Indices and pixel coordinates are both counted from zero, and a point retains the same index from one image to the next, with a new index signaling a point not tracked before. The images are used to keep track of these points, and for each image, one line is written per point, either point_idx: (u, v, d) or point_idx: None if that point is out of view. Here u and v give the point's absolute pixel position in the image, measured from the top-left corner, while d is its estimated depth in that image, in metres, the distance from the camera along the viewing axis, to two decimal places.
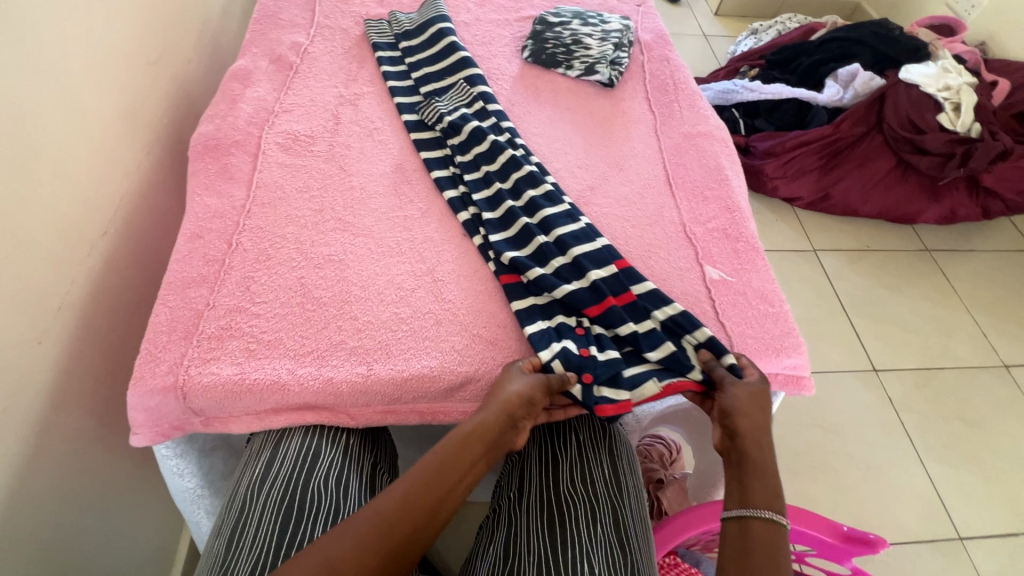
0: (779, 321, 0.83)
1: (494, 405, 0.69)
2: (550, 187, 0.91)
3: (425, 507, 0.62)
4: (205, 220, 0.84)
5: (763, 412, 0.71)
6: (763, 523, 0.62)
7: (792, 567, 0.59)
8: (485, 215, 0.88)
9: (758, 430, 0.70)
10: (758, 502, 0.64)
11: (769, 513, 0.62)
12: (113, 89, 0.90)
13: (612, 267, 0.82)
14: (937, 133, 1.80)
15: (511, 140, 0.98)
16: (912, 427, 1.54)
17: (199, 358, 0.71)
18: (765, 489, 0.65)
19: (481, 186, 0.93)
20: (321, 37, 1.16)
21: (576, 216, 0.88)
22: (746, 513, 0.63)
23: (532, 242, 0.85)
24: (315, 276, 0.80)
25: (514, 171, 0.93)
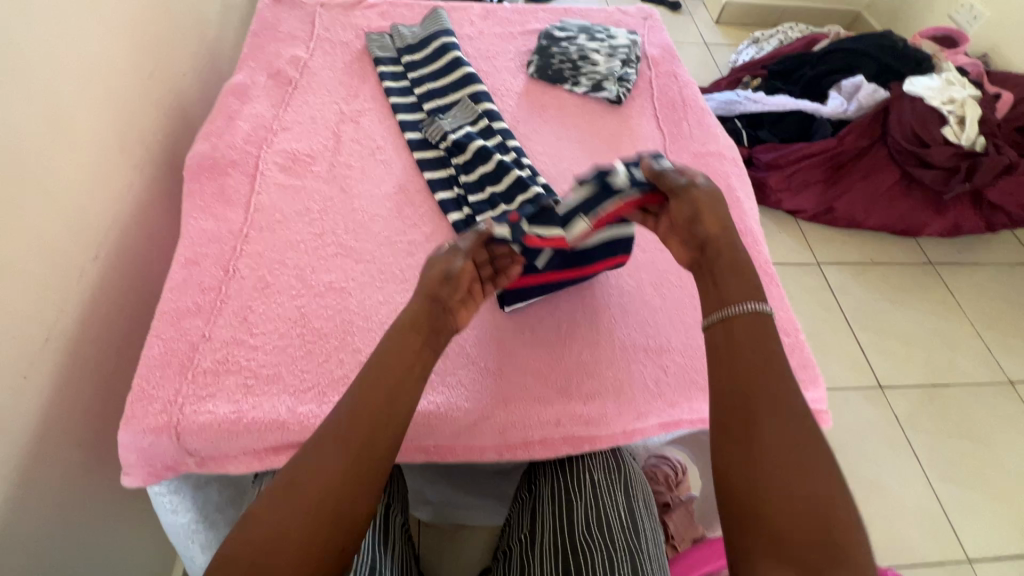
0: (794, 352, 0.80)
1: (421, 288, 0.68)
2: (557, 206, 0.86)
3: (363, 437, 0.59)
4: (201, 245, 0.81)
5: (720, 210, 0.74)
6: (740, 326, 0.66)
7: (776, 348, 0.64)
8: None
9: (722, 234, 0.73)
10: (736, 299, 0.68)
11: (750, 305, 0.66)
12: (105, 106, 0.86)
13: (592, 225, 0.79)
14: (942, 146, 1.79)
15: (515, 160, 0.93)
16: (919, 444, 1.52)
17: (194, 395, 0.68)
18: (742, 285, 0.69)
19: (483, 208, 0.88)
20: (321, 50, 1.13)
21: None
22: (727, 311, 0.67)
23: None
24: (316, 305, 0.77)
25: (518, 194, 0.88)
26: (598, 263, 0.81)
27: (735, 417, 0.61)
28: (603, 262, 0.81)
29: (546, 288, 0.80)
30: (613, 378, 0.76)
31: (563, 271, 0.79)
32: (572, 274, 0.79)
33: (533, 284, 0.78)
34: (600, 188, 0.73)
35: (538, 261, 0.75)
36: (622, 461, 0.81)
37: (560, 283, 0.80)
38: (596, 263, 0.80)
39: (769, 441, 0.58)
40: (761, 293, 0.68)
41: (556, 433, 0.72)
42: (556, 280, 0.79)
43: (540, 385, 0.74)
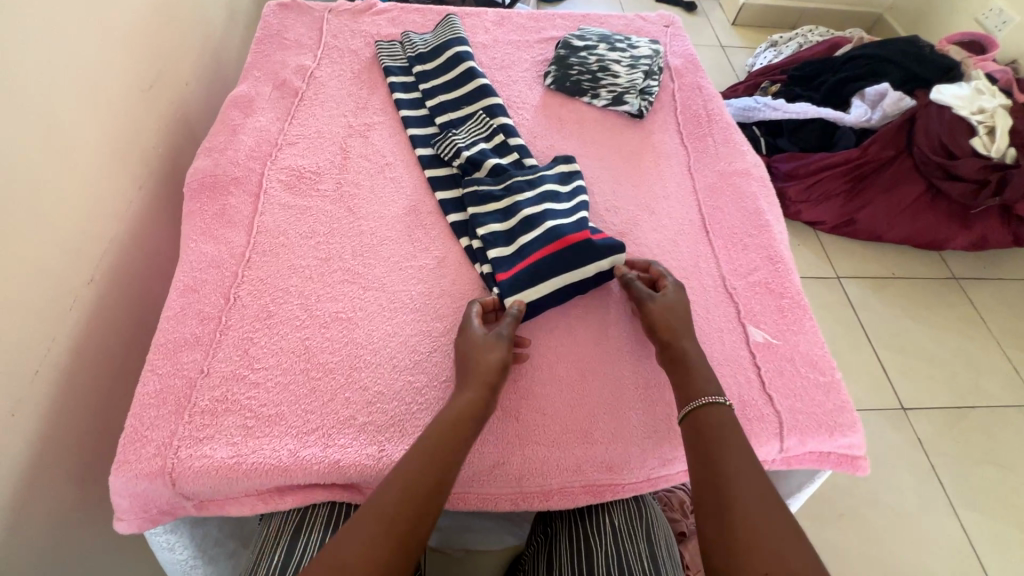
0: (830, 392, 0.75)
1: (474, 377, 0.65)
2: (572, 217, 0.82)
3: (420, 497, 0.57)
4: (200, 270, 0.77)
5: (685, 316, 0.73)
6: (712, 406, 0.64)
7: (744, 437, 0.62)
8: (496, 258, 0.79)
9: (677, 333, 0.71)
10: (700, 392, 0.66)
11: (711, 399, 0.65)
12: (103, 121, 0.82)
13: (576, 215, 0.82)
14: (970, 158, 1.72)
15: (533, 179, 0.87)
16: (944, 471, 1.46)
17: (190, 437, 0.64)
18: (703, 376, 0.68)
19: (492, 223, 0.83)
20: (329, 58, 1.08)
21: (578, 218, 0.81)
22: (693, 407, 0.65)
23: (514, 242, 0.81)
24: (321, 337, 0.73)
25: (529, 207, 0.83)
26: (573, 236, 0.78)
27: (709, 496, 0.58)
28: (580, 233, 0.78)
29: (542, 276, 0.76)
30: (636, 420, 0.71)
31: (544, 251, 0.78)
32: (556, 249, 0.77)
33: (519, 272, 0.77)
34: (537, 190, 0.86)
35: (493, 251, 0.80)
36: (644, 505, 0.76)
37: (549, 266, 0.77)
38: (570, 235, 0.78)
39: (748, 519, 0.56)
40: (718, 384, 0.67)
41: (573, 480, 0.67)
42: (542, 261, 0.77)
43: (558, 428, 0.69)
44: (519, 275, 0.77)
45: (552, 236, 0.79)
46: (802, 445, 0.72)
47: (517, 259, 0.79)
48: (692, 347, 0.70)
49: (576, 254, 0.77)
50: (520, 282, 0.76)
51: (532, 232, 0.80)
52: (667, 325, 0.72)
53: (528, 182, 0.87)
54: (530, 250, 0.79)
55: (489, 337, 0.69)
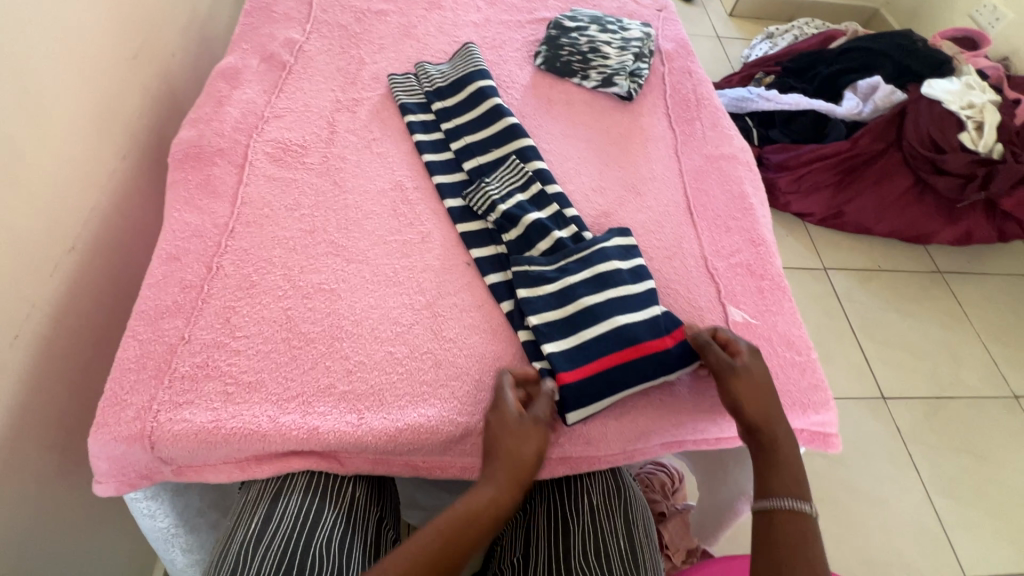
0: (806, 371, 0.76)
1: (504, 473, 0.63)
2: (641, 307, 0.74)
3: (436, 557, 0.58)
4: (183, 240, 0.76)
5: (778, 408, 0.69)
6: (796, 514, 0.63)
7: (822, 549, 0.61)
8: (552, 349, 0.71)
9: (773, 426, 0.67)
10: (781, 492, 0.65)
11: (793, 501, 0.64)
12: (85, 88, 0.81)
13: (649, 312, 0.74)
14: (958, 153, 1.73)
15: (543, 177, 0.87)
16: (920, 458, 1.49)
17: (170, 401, 0.64)
18: (789, 478, 0.65)
19: (547, 311, 0.74)
20: (318, 33, 1.07)
21: (647, 311, 0.74)
22: (771, 504, 0.64)
23: (575, 335, 0.72)
24: (303, 307, 0.73)
25: (591, 296, 0.75)
26: (647, 344, 0.71)
27: None
28: (654, 341, 0.71)
29: (609, 387, 0.70)
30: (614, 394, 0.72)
31: (614, 358, 0.71)
32: (629, 357, 0.71)
33: (585, 380, 0.69)
34: (600, 267, 0.77)
35: (553, 346, 0.71)
36: (621, 479, 0.78)
37: (620, 377, 0.70)
38: (644, 343, 0.71)
39: None
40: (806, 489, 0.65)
41: (551, 452, 0.69)
42: (612, 371, 0.70)
43: None
44: (584, 381, 0.69)
45: (622, 342, 0.71)
46: None
47: (582, 359, 0.71)
48: (788, 446, 0.67)
49: (649, 364, 0.71)
50: (586, 393, 0.69)
51: (597, 327, 0.72)
52: (764, 418, 0.67)
53: (536, 178, 0.87)
54: (596, 352, 0.71)
55: (528, 418, 0.65)
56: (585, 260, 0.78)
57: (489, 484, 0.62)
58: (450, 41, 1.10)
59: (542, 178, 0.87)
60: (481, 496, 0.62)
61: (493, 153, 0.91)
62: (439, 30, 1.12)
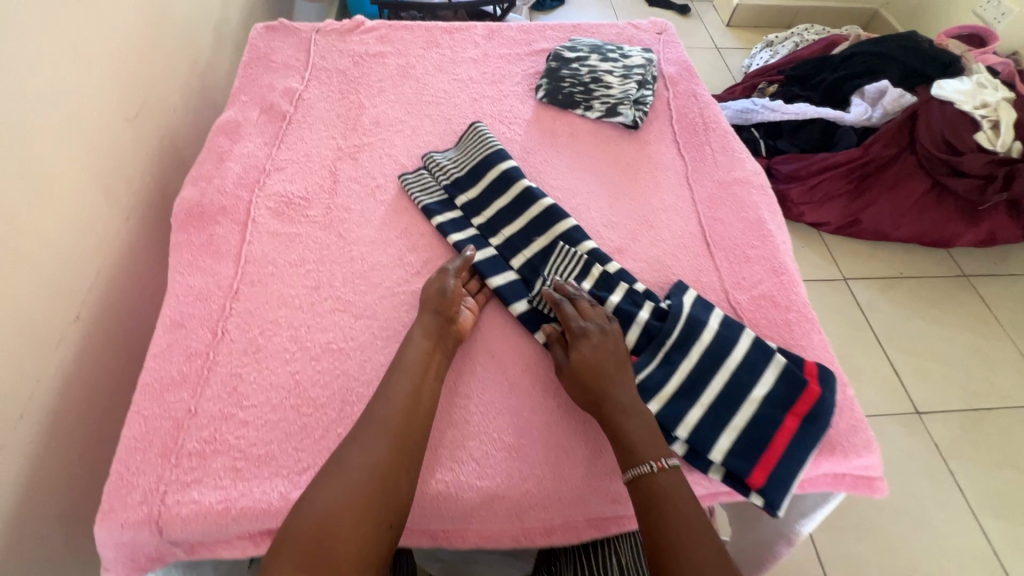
0: (843, 411, 0.71)
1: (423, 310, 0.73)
2: (735, 364, 0.70)
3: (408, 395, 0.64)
4: (187, 304, 0.75)
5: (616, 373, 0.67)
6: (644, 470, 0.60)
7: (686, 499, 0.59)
8: (695, 435, 0.66)
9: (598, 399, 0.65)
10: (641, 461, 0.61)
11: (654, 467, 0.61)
12: (88, 155, 0.81)
13: (729, 365, 0.70)
14: (976, 154, 1.67)
15: (569, 236, 0.82)
16: (961, 476, 1.41)
17: (178, 481, 0.61)
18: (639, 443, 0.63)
19: (662, 389, 0.69)
20: (317, 80, 1.06)
21: (743, 365, 0.70)
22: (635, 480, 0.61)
23: (705, 412, 0.67)
24: (312, 370, 0.70)
25: (716, 375, 0.69)
26: (796, 404, 0.67)
27: None
28: (804, 395, 0.67)
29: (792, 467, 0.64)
30: None
31: (781, 437, 0.65)
32: (794, 425, 0.66)
33: (770, 467, 0.64)
34: (677, 330, 0.72)
35: (684, 428, 0.66)
36: None
37: (801, 452, 0.64)
38: (796, 404, 0.67)
39: None
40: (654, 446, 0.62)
41: (577, 513, 0.65)
42: (787, 447, 0.65)
43: (563, 456, 0.66)
44: (766, 470, 0.64)
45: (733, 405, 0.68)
46: (815, 466, 0.68)
47: (749, 443, 0.65)
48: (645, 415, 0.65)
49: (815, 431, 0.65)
50: (789, 476, 0.63)
51: (739, 403, 0.68)
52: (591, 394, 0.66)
53: (563, 239, 0.82)
54: (752, 434, 0.66)
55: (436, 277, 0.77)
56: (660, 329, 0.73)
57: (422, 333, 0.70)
58: (450, 79, 1.09)
59: (564, 235, 0.82)
60: (409, 354, 0.68)
61: (505, 197, 0.87)
62: (437, 68, 1.11)
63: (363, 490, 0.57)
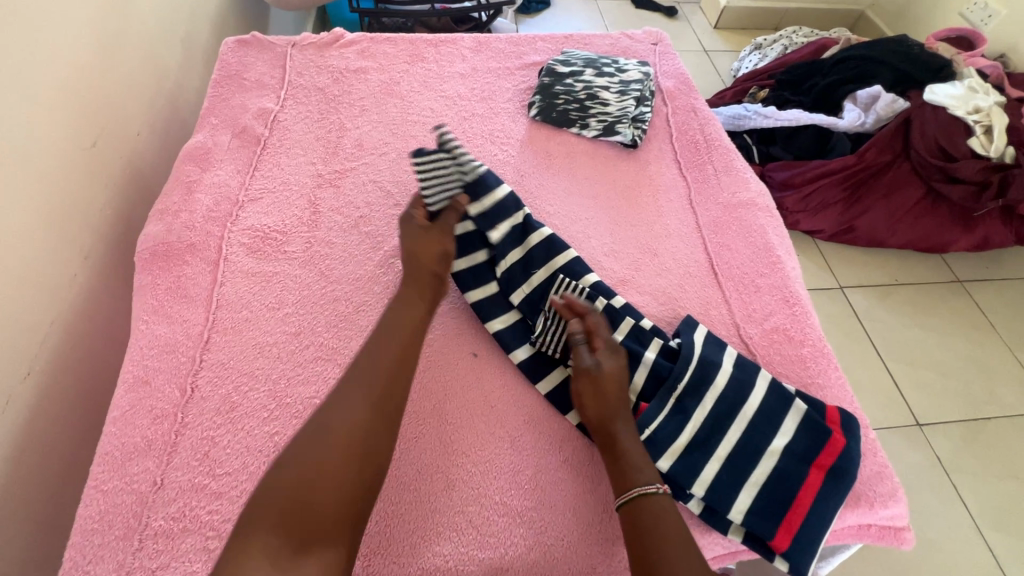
0: (866, 456, 0.67)
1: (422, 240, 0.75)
2: (752, 413, 0.65)
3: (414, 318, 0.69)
4: (152, 358, 0.68)
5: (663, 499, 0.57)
6: (643, 499, 0.57)
7: (684, 528, 0.56)
8: (711, 493, 0.61)
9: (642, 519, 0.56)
10: (641, 479, 0.59)
11: (655, 486, 0.58)
12: (39, 191, 0.73)
13: (745, 414, 0.65)
14: (970, 161, 1.66)
15: (570, 269, 0.76)
16: (966, 490, 1.37)
17: (142, 568, 0.55)
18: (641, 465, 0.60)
19: (674, 442, 0.64)
20: (293, 99, 0.99)
21: (760, 413, 0.65)
22: (631, 495, 0.58)
23: (720, 467, 0.63)
24: (292, 430, 0.64)
25: (732, 425, 0.65)
26: (819, 458, 0.62)
27: None
28: (828, 445, 0.63)
29: (815, 527, 0.59)
30: None
31: (805, 495, 0.61)
32: (819, 479, 0.61)
33: (792, 529, 0.59)
34: (688, 375, 0.67)
35: (699, 487, 0.61)
36: None
37: (826, 511, 0.60)
38: (818, 457, 0.62)
39: None
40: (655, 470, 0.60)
41: None
42: (811, 507, 0.60)
43: (572, 519, 0.60)
44: (788, 533, 0.59)
45: (750, 459, 0.63)
46: (840, 519, 0.63)
47: (770, 502, 0.61)
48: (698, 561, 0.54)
49: (839, 487, 0.61)
50: (813, 540, 0.59)
51: (758, 458, 0.63)
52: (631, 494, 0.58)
53: (563, 272, 0.76)
54: (773, 492, 0.61)
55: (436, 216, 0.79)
56: (670, 373, 0.67)
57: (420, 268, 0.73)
58: (436, 96, 1.02)
59: (566, 267, 0.77)
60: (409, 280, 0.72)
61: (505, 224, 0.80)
62: (423, 85, 1.04)
63: (370, 396, 0.61)
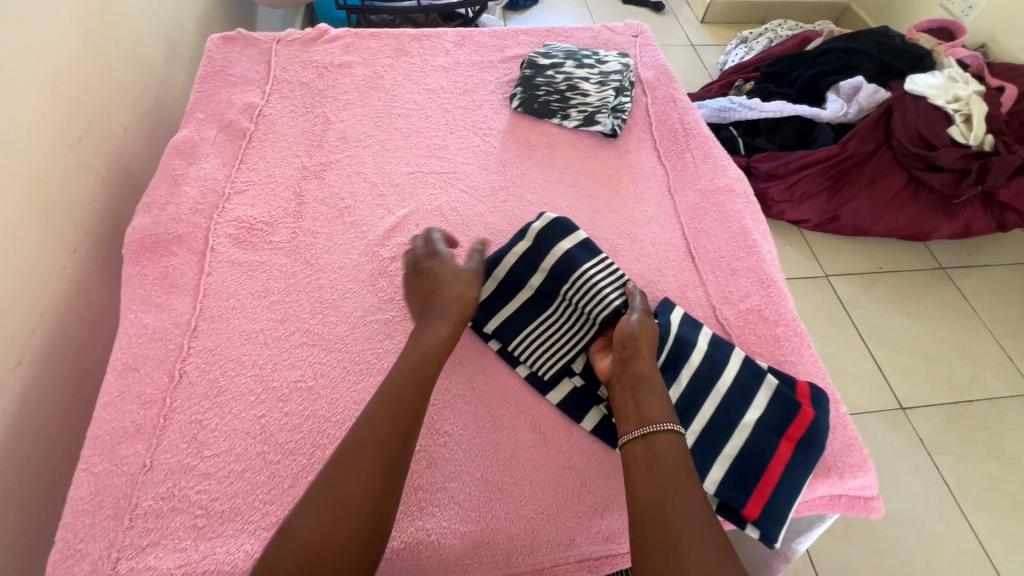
0: (837, 429, 0.69)
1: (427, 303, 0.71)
2: (727, 389, 0.67)
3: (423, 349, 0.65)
4: (141, 345, 0.69)
5: (692, 478, 0.56)
6: (661, 433, 0.58)
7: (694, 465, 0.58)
8: None
9: (664, 510, 0.53)
10: (658, 416, 0.60)
11: (670, 425, 0.59)
12: (26, 185, 0.74)
13: (720, 390, 0.67)
14: (949, 149, 1.68)
15: (560, 273, 0.75)
16: (947, 471, 1.39)
17: (132, 546, 0.56)
18: (659, 404, 0.61)
19: None
20: (279, 94, 1.01)
21: (734, 389, 0.67)
22: (647, 429, 0.59)
23: (694, 440, 0.65)
24: (278, 412, 0.65)
25: (706, 401, 0.67)
26: (789, 432, 0.64)
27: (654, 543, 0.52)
28: (798, 418, 0.65)
29: (785, 497, 0.61)
30: None
31: (776, 466, 0.63)
32: (790, 452, 0.63)
33: (764, 499, 0.61)
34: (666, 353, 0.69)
35: None
36: None
37: (796, 481, 0.62)
38: (788, 431, 0.65)
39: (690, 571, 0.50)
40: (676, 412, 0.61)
41: (568, 555, 0.61)
42: (780, 478, 0.62)
43: (552, 493, 0.63)
44: (760, 503, 0.61)
45: (724, 434, 0.65)
46: (811, 490, 0.65)
47: (742, 474, 0.63)
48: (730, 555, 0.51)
49: (808, 458, 0.63)
50: (783, 509, 0.61)
51: (731, 432, 0.65)
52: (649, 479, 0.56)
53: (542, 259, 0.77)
54: (745, 465, 0.63)
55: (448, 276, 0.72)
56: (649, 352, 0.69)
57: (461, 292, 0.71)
58: (419, 89, 1.04)
59: (556, 279, 0.75)
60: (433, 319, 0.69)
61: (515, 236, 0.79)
62: (407, 78, 1.06)
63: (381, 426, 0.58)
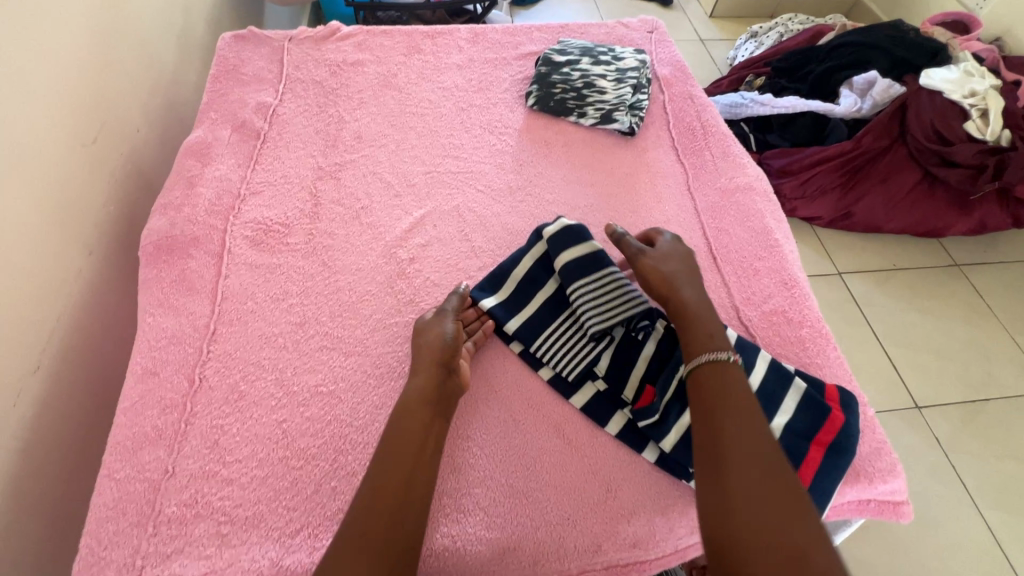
0: (865, 433, 0.68)
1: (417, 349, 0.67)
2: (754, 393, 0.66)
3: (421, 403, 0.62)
4: (160, 349, 0.69)
5: (742, 403, 0.58)
6: (703, 366, 0.62)
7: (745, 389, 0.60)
8: None
9: (713, 435, 0.56)
10: (697, 352, 0.63)
11: (709, 355, 0.62)
12: (41, 188, 0.73)
13: None
14: (966, 144, 1.66)
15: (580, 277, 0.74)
16: (964, 471, 1.38)
17: (157, 553, 0.56)
18: (697, 338, 0.65)
19: (681, 422, 0.64)
20: (292, 93, 1.00)
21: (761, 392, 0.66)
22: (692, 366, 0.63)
23: None
24: (299, 417, 0.65)
25: None
26: (818, 437, 0.63)
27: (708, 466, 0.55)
28: (828, 423, 0.64)
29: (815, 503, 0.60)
30: (655, 484, 0.63)
31: (806, 472, 0.62)
32: (820, 458, 0.62)
33: None
34: None
35: None
36: None
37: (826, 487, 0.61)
38: (817, 436, 0.63)
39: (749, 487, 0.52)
40: (716, 343, 0.64)
41: (595, 562, 0.60)
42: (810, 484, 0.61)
43: (577, 499, 0.62)
44: None
45: None
46: (840, 495, 0.64)
47: None
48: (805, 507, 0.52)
49: (837, 464, 0.62)
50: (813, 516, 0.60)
51: None
52: (709, 452, 0.55)
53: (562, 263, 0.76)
54: None
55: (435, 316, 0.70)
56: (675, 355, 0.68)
57: (433, 343, 0.66)
58: (434, 87, 1.03)
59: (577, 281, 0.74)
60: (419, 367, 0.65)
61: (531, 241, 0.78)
62: (421, 76, 1.04)
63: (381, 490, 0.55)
